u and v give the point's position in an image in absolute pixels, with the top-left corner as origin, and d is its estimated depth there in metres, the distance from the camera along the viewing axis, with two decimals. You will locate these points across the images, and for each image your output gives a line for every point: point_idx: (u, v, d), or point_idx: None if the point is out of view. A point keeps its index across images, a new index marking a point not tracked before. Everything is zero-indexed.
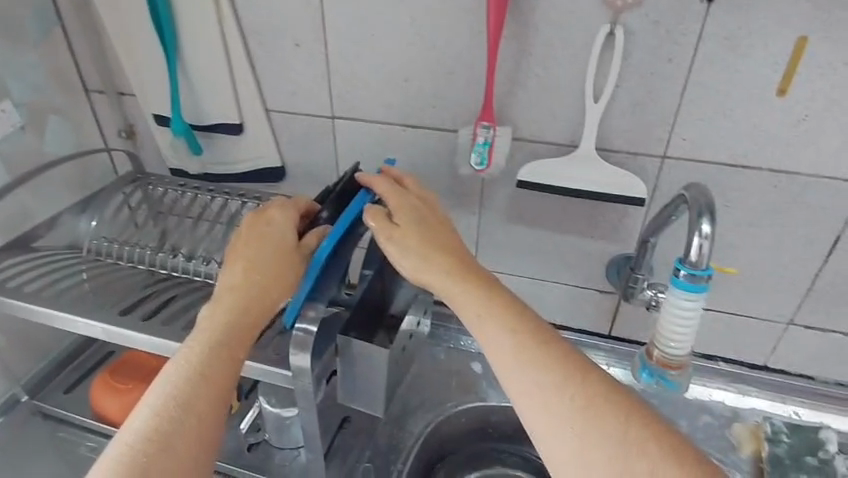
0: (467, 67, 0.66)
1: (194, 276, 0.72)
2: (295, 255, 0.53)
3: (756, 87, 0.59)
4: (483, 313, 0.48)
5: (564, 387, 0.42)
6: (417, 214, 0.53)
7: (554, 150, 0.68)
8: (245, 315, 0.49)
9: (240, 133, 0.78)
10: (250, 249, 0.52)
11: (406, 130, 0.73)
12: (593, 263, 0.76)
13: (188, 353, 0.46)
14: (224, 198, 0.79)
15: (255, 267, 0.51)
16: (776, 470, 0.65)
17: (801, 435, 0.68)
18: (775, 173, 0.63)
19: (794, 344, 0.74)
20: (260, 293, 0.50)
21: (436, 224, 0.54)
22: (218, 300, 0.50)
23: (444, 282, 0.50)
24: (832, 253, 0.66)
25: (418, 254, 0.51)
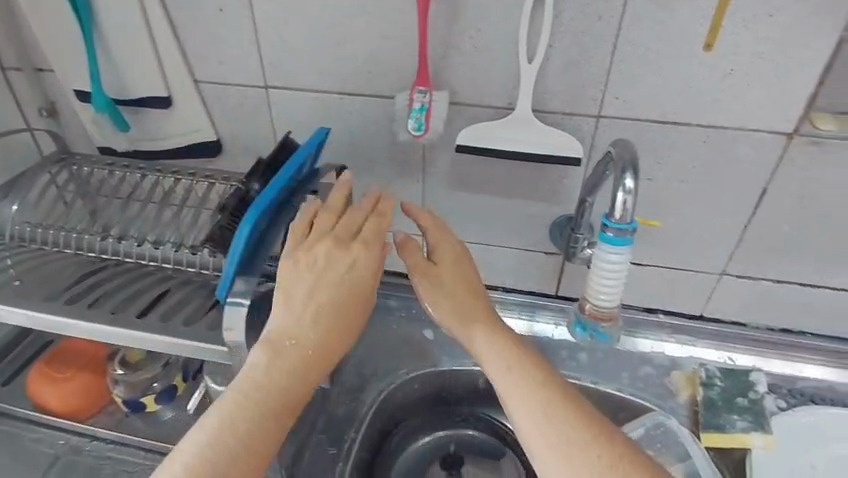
0: (400, 30, 0.64)
1: (124, 257, 0.70)
2: (365, 294, 0.54)
3: (684, 43, 0.59)
4: (511, 365, 0.53)
5: (589, 448, 0.46)
6: (456, 266, 0.60)
7: (492, 113, 0.68)
8: (301, 344, 0.50)
9: (170, 106, 0.75)
10: (343, 271, 0.52)
11: (343, 99, 0.71)
12: (536, 226, 0.77)
13: (252, 382, 0.48)
14: (155, 176, 0.76)
15: (313, 295, 0.51)
16: (709, 412, 0.70)
17: (733, 379, 0.73)
18: (704, 128, 0.64)
19: (727, 294, 0.78)
20: (317, 324, 0.51)
21: (472, 286, 0.59)
22: (294, 334, 0.50)
23: (473, 333, 0.56)
24: (759, 204, 0.68)
25: (451, 302, 0.58)
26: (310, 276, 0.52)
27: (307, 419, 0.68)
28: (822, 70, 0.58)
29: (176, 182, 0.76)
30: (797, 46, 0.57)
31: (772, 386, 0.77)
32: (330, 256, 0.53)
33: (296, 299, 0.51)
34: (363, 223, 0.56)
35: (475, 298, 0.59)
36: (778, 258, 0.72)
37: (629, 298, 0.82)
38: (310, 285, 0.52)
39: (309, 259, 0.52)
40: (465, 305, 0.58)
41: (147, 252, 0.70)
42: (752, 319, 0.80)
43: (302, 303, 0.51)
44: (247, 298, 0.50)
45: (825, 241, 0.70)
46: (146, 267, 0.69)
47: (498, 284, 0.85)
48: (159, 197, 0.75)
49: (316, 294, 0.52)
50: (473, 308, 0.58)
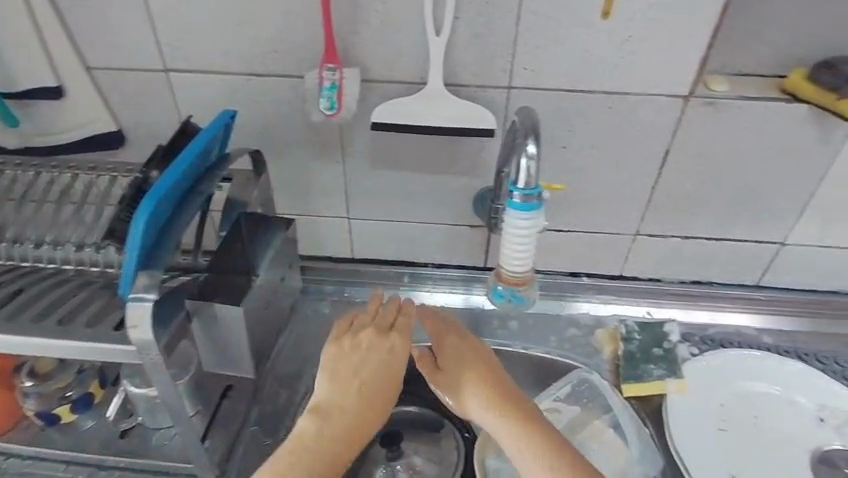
0: (303, 6, 0.62)
1: (20, 262, 0.67)
2: (395, 379, 0.64)
3: (584, 11, 0.61)
4: (526, 441, 0.58)
5: None
6: (465, 356, 0.64)
7: (406, 89, 0.67)
8: (352, 414, 0.60)
9: (62, 97, 0.69)
10: (381, 356, 0.63)
11: (251, 80, 0.68)
12: (460, 201, 0.78)
13: (304, 439, 0.57)
14: (51, 173, 0.71)
15: (363, 377, 0.62)
16: (630, 364, 0.74)
17: (649, 331, 0.77)
18: (608, 95, 0.67)
19: (642, 253, 0.82)
20: (361, 397, 0.61)
21: (487, 369, 0.63)
22: (340, 405, 0.60)
23: (490, 417, 0.60)
24: (664, 165, 0.72)
25: (466, 391, 0.62)
26: (348, 372, 0.62)
27: (237, 411, 0.68)
28: (710, 33, 0.62)
29: (74, 178, 0.71)
30: (687, 11, 0.60)
31: (686, 335, 0.82)
32: (364, 345, 0.63)
33: (338, 382, 0.61)
34: (393, 319, 0.67)
35: (486, 378, 0.62)
36: (684, 216, 0.77)
37: (554, 265, 0.85)
38: (349, 372, 0.62)
39: (346, 366, 0.62)
40: (474, 383, 0.62)
41: (45, 255, 0.67)
42: (666, 275, 0.85)
43: (346, 378, 0.62)
44: (151, 293, 0.48)
45: (724, 196, 0.75)
46: (47, 270, 0.67)
47: (428, 261, 0.86)
48: (56, 196, 0.70)
49: (354, 377, 0.62)
50: (477, 380, 0.62)
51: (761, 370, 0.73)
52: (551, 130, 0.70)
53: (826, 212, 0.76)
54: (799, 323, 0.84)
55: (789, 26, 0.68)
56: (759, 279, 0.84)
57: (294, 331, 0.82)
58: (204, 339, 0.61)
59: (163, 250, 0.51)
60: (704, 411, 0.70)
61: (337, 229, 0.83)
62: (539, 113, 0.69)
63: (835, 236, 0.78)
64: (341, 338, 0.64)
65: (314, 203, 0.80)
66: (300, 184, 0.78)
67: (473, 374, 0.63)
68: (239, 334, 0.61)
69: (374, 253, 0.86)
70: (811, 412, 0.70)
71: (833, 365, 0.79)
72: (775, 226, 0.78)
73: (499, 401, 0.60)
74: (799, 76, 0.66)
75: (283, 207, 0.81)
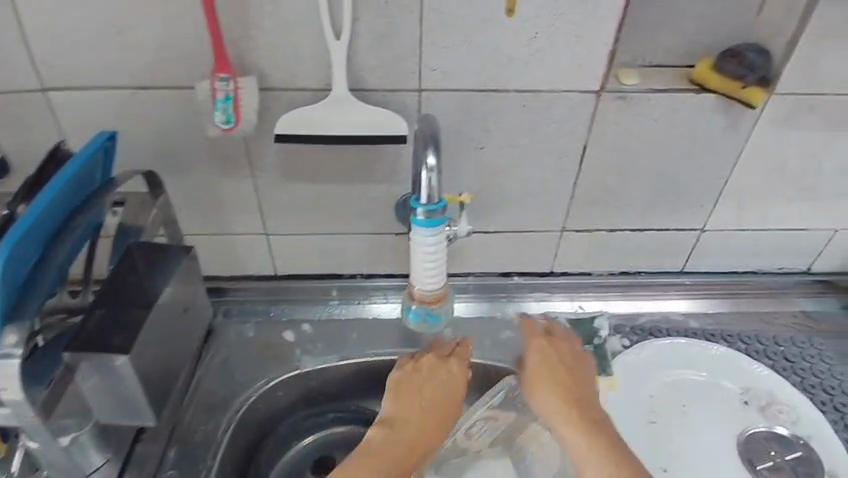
0: (187, 11, 0.57)
1: None
2: (457, 403, 0.68)
3: (488, 8, 0.58)
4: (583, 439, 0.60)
5: None
6: (554, 362, 0.66)
7: (310, 96, 0.63)
8: (419, 431, 0.64)
9: None
10: (441, 378, 0.68)
11: (138, 94, 0.62)
12: (381, 209, 0.75)
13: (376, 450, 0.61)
14: None
15: (424, 399, 0.66)
16: None
17: (581, 327, 0.81)
18: (521, 93, 0.65)
19: (570, 248, 0.81)
20: (428, 416, 0.65)
21: (577, 372, 0.66)
22: (405, 417, 0.65)
23: (559, 414, 0.63)
24: (583, 161, 0.71)
25: (546, 400, 0.64)
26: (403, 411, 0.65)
27: (150, 454, 0.67)
28: (616, 27, 0.61)
29: None
30: (591, 5, 0.59)
31: (617, 327, 0.82)
32: (428, 370, 0.68)
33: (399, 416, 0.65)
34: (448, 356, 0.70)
35: (560, 389, 0.64)
36: (607, 209, 0.77)
37: (485, 266, 0.83)
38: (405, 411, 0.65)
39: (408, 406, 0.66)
40: (546, 393, 0.65)
41: None
42: (596, 268, 0.85)
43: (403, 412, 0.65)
44: (17, 351, 0.46)
45: (644, 188, 0.75)
46: None
47: (357, 271, 0.83)
48: None
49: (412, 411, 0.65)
50: (558, 387, 0.64)
51: (689, 358, 0.74)
52: (467, 131, 0.68)
53: (741, 197, 0.77)
54: (723, 305, 0.86)
55: (694, 15, 0.68)
56: (684, 264, 0.86)
57: (215, 358, 0.77)
58: (96, 393, 0.55)
59: (31, 297, 0.48)
60: (636, 404, 0.70)
61: (255, 246, 0.78)
62: (454, 114, 0.66)
63: (751, 219, 0.80)
64: (410, 361, 0.69)
65: (226, 221, 0.75)
66: (209, 202, 0.72)
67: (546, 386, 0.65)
68: (136, 382, 0.55)
69: (298, 267, 0.82)
70: (737, 396, 0.72)
71: (756, 344, 0.81)
72: (696, 214, 0.78)
73: (587, 410, 0.63)
74: (706, 65, 0.67)
75: (193, 227, 0.75)
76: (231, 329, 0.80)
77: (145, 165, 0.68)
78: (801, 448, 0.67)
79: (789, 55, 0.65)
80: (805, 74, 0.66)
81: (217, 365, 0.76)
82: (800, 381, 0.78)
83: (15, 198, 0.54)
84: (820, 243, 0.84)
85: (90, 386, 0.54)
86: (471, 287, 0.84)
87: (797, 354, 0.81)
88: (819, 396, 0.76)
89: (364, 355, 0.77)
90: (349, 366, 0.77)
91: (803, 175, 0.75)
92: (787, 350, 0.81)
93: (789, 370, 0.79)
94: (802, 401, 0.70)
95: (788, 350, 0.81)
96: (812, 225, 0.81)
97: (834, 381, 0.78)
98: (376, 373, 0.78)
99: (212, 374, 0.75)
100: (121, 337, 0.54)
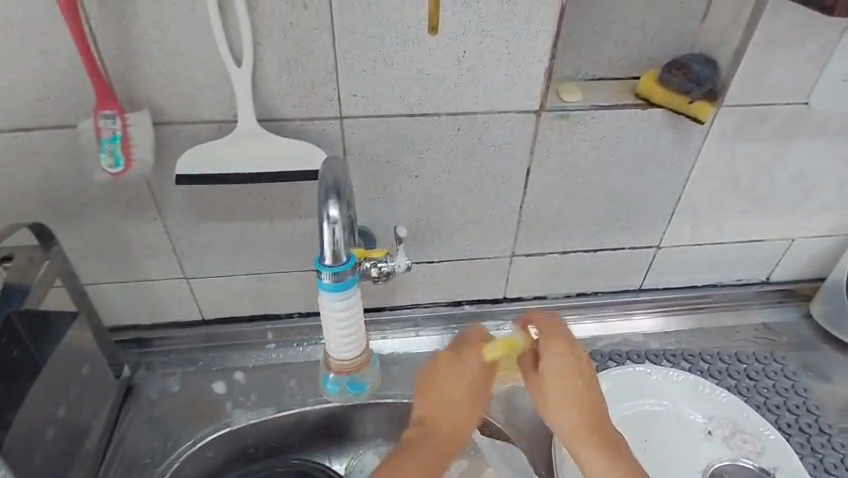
0: (57, 40, 0.49)
1: None
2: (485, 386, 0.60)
3: (408, 26, 0.52)
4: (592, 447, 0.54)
5: None
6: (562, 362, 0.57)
7: (215, 129, 0.56)
8: (437, 437, 0.57)
9: None
10: (456, 374, 0.59)
11: (13, 135, 0.54)
12: (312, 245, 0.68)
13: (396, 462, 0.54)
14: None
15: (442, 401, 0.58)
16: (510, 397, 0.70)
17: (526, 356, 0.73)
18: (454, 115, 0.59)
19: (521, 274, 0.76)
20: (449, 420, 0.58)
21: (579, 372, 0.57)
22: (425, 420, 0.58)
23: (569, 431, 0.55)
24: (527, 184, 0.66)
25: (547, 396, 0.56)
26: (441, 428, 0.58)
27: None
28: (551, 43, 0.55)
29: None
30: (521, 19, 0.53)
31: None
32: (453, 366, 0.59)
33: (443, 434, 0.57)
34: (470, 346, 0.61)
35: (578, 402, 0.55)
36: (557, 232, 0.72)
37: (433, 296, 0.77)
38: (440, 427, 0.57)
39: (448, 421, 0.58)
40: (561, 407, 0.55)
41: None
42: (551, 291, 0.80)
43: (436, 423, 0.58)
44: None
45: (594, 208, 0.70)
46: None
47: (293, 311, 0.75)
48: None
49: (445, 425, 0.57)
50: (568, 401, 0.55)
51: (649, 387, 0.70)
52: (398, 159, 0.61)
53: (695, 212, 0.73)
54: (684, 322, 0.82)
55: (637, 24, 0.63)
56: (641, 282, 0.81)
57: (137, 418, 0.69)
58: None
59: None
60: None
61: (175, 292, 0.70)
62: (381, 141, 0.60)
63: (707, 234, 0.76)
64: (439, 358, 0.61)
65: (138, 267, 0.67)
66: (115, 249, 0.64)
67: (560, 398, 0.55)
68: None
69: (227, 311, 0.74)
70: (700, 426, 0.68)
71: (718, 364, 0.77)
72: (650, 231, 0.74)
73: (594, 421, 0.54)
74: (650, 79, 0.62)
75: (100, 276, 0.67)
76: (154, 384, 0.72)
77: (33, 213, 0.60)
78: None
79: (735, 65, 0.61)
80: (753, 84, 0.62)
81: (138, 427, 0.68)
82: (763, 402, 0.74)
83: None
84: (777, 254, 0.81)
85: None
86: (419, 320, 0.78)
87: (760, 371, 0.77)
88: (784, 416, 0.72)
89: (302, 406, 0.71)
90: (286, 419, 0.70)
91: (756, 187, 0.72)
92: (749, 368, 0.77)
93: (752, 390, 0.75)
94: (765, 428, 0.67)
95: (751, 367, 0.77)
96: (769, 236, 0.78)
97: (798, 398, 0.74)
98: (317, 423, 0.71)
99: (131, 439, 0.67)
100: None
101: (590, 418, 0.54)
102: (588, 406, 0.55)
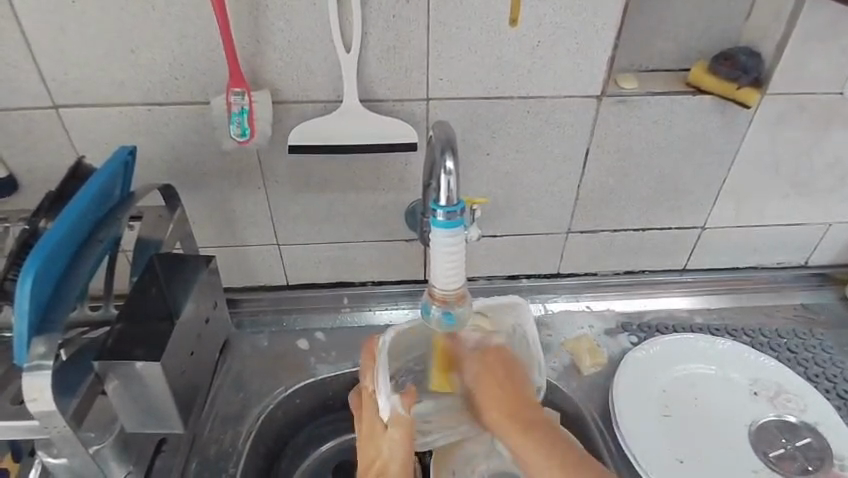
0: (201, 29, 0.59)
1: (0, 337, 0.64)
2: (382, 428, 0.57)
3: (492, 19, 0.61)
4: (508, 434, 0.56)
5: (514, 417, 0.57)
6: (492, 387, 0.59)
7: (320, 109, 0.65)
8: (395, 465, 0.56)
9: (9, 182, 0.68)
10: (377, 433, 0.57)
11: (154, 110, 0.64)
12: (390, 216, 0.76)
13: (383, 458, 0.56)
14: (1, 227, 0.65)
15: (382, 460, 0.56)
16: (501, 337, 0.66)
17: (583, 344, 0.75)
18: (524, 100, 0.67)
19: (574, 250, 0.83)
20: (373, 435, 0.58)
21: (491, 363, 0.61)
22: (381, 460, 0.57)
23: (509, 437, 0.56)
24: (585, 163, 0.73)
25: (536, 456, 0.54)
26: (371, 433, 0.58)
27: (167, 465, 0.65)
28: (614, 35, 0.63)
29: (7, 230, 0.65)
30: (590, 14, 0.61)
31: (625, 325, 0.83)
32: (373, 435, 0.58)
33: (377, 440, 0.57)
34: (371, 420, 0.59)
35: (498, 387, 0.59)
36: (609, 210, 0.79)
37: (492, 269, 0.84)
38: (377, 447, 0.57)
39: (367, 425, 0.59)
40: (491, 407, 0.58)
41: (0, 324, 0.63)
42: (600, 268, 0.86)
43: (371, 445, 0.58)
44: (50, 360, 0.46)
45: (645, 187, 0.77)
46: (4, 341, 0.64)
47: (367, 279, 0.83)
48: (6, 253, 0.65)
49: (381, 461, 0.56)
50: (504, 403, 0.58)
51: (699, 353, 0.77)
52: (472, 137, 0.70)
53: (737, 195, 0.79)
54: (727, 300, 0.88)
55: (687, 22, 0.71)
56: (686, 262, 0.87)
57: (233, 368, 0.77)
58: (122, 400, 0.55)
59: (60, 309, 0.48)
60: (651, 399, 0.73)
61: (267, 257, 0.79)
62: (458, 121, 0.68)
63: (748, 216, 0.82)
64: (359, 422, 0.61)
65: (240, 233, 0.76)
66: (222, 215, 0.74)
67: (493, 393, 0.58)
68: (165, 390, 0.56)
69: (309, 277, 0.82)
70: (746, 387, 0.75)
71: (760, 337, 0.83)
72: (694, 212, 0.81)
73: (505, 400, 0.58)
74: (701, 69, 0.69)
75: (206, 239, 0.76)
76: (246, 340, 0.80)
77: (161, 181, 0.70)
78: (809, 435, 0.70)
79: (778, 58, 0.68)
80: (794, 74, 0.69)
81: (233, 378, 0.77)
82: (803, 371, 0.79)
83: (37, 213, 0.55)
84: (815, 238, 0.86)
85: (117, 392, 0.54)
86: (479, 290, 0.85)
87: (799, 345, 0.82)
88: (822, 384, 0.77)
89: None
90: (363, 373, 0.78)
91: (795, 172, 0.78)
92: (789, 342, 0.82)
93: (793, 361, 0.80)
94: (808, 390, 0.73)
95: (791, 341, 0.82)
96: (806, 220, 0.84)
97: (835, 369, 0.79)
98: None
99: (229, 385, 0.76)
100: (142, 349, 0.55)
101: (518, 418, 0.57)
102: (516, 404, 0.58)
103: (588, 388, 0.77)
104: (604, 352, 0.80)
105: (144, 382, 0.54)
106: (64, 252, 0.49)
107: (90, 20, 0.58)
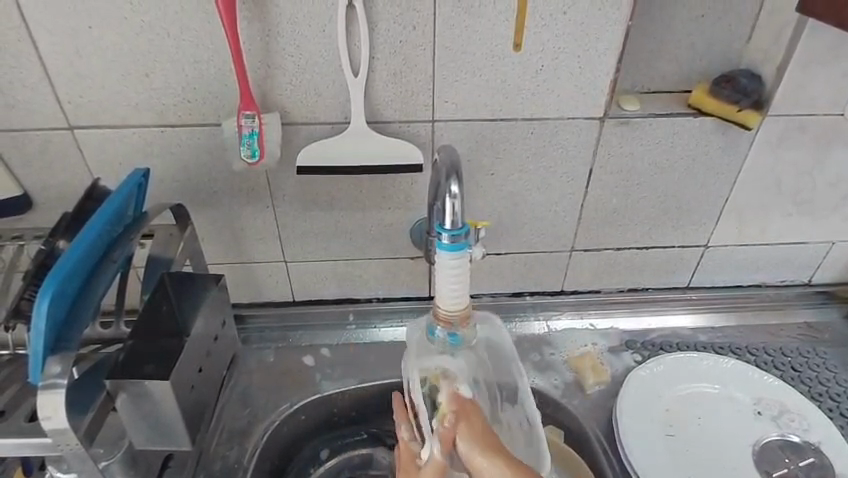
0: (213, 53, 0.61)
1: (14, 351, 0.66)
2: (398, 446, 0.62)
3: (496, 44, 0.62)
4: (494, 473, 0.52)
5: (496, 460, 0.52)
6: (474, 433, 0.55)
7: (329, 130, 0.66)
8: None
9: (22, 200, 0.70)
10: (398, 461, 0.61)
11: (166, 131, 0.66)
12: (395, 235, 0.77)
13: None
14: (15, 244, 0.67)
15: None
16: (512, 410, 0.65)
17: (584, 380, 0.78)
18: (528, 122, 0.68)
19: (578, 268, 0.84)
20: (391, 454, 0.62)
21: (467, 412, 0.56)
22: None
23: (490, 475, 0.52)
24: (589, 183, 0.74)
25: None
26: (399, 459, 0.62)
27: None
28: (616, 58, 0.65)
29: (21, 247, 0.67)
30: (592, 38, 0.63)
31: (629, 343, 0.83)
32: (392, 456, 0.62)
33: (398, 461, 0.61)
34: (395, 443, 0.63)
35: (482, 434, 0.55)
36: (612, 229, 0.80)
37: (497, 286, 0.85)
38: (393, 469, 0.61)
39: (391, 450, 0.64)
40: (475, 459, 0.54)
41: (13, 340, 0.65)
42: (605, 285, 0.87)
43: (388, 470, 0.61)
44: (65, 378, 0.47)
45: (648, 206, 0.78)
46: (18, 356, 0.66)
47: (373, 295, 0.84)
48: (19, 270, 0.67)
49: None
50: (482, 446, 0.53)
51: (702, 372, 0.78)
52: (477, 158, 0.71)
53: (740, 214, 0.80)
54: (730, 318, 0.88)
55: (687, 45, 0.72)
56: (690, 280, 0.88)
57: (240, 384, 0.78)
58: (132, 417, 0.56)
59: (74, 328, 0.49)
60: (655, 419, 0.74)
61: (274, 273, 0.80)
62: (463, 143, 0.69)
63: (751, 234, 0.83)
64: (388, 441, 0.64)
65: (247, 250, 0.77)
66: (231, 233, 0.75)
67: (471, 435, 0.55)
68: (174, 406, 0.57)
69: (315, 293, 0.83)
70: (750, 406, 0.75)
71: (763, 356, 0.83)
72: (697, 231, 0.81)
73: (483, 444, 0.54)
74: (701, 91, 0.71)
75: (214, 256, 0.78)
76: (253, 356, 0.81)
77: (172, 199, 0.71)
78: (813, 454, 0.70)
79: (778, 80, 0.69)
80: (795, 96, 0.69)
81: (240, 393, 0.77)
82: (807, 389, 0.79)
83: (53, 234, 0.57)
84: (820, 255, 0.86)
85: (127, 410, 0.55)
86: (483, 307, 0.86)
87: (804, 363, 0.82)
88: (826, 402, 0.77)
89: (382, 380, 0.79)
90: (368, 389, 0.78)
91: (797, 191, 0.78)
92: (793, 361, 0.82)
93: (796, 379, 0.80)
94: (812, 409, 0.73)
95: (795, 359, 0.82)
96: (810, 238, 0.84)
97: (839, 388, 0.79)
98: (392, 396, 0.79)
99: (235, 401, 0.77)
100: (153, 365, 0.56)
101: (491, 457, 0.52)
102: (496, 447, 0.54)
103: (591, 405, 0.77)
104: (608, 370, 0.80)
105: (154, 399, 0.55)
106: (79, 274, 0.50)
107: (107, 46, 0.60)
